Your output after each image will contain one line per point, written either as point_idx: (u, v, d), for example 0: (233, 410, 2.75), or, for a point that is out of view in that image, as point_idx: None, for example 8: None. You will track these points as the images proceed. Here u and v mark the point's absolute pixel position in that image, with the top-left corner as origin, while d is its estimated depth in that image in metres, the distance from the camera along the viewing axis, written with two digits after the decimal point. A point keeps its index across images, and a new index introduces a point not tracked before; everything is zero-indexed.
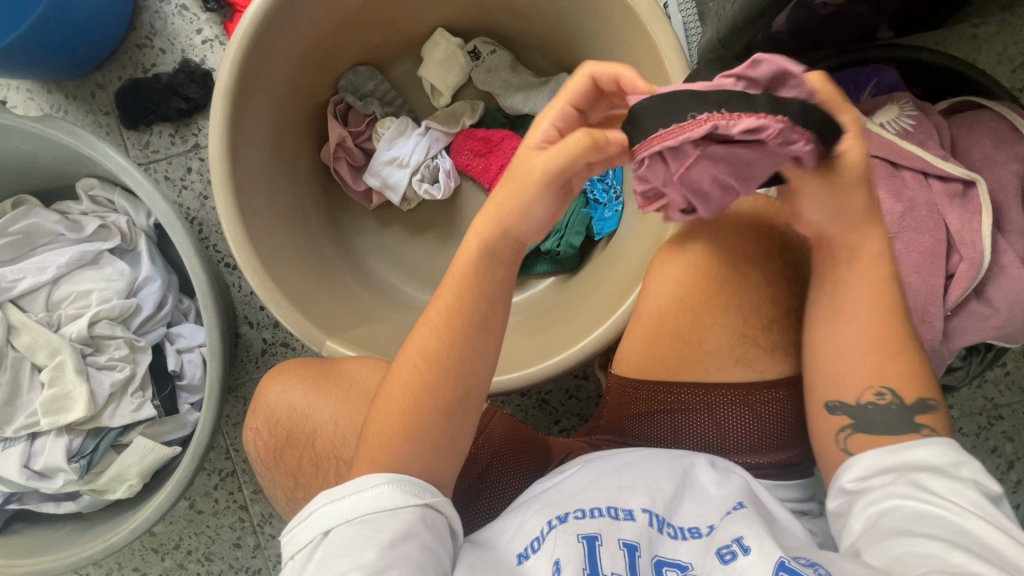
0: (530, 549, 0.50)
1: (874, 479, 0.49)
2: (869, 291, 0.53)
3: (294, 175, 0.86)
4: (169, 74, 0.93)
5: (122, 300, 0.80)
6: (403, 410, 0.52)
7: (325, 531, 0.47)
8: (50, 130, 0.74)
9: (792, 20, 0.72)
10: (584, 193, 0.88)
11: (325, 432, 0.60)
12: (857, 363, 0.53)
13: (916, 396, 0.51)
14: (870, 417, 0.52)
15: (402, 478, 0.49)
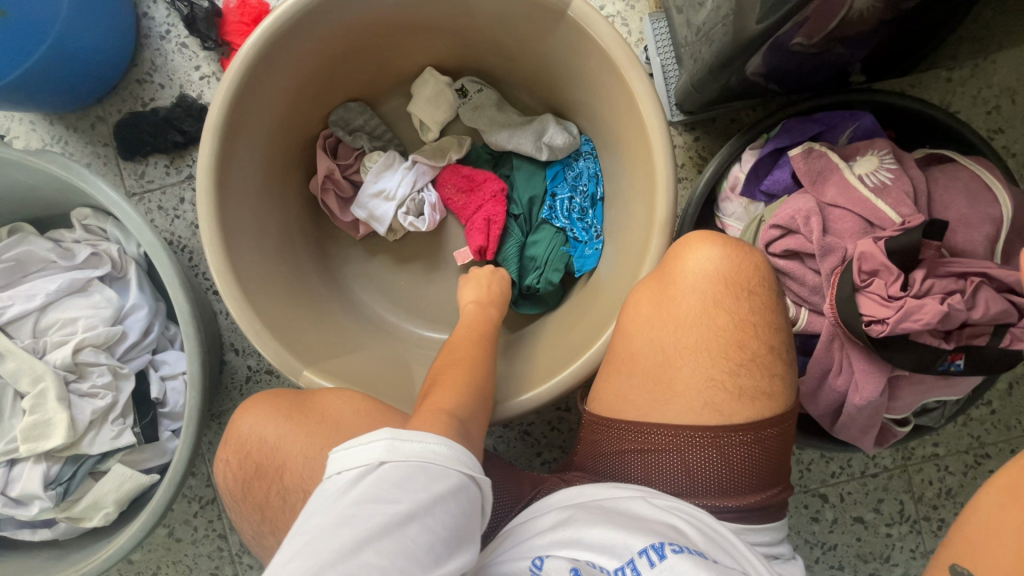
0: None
1: None
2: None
3: (283, 208, 0.88)
4: (167, 108, 0.96)
5: (108, 327, 0.82)
6: (458, 383, 0.63)
7: (381, 461, 0.46)
8: (45, 163, 0.76)
9: (768, 62, 0.74)
10: (563, 231, 0.89)
11: (293, 466, 0.59)
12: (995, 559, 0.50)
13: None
14: None
15: (456, 446, 0.50)
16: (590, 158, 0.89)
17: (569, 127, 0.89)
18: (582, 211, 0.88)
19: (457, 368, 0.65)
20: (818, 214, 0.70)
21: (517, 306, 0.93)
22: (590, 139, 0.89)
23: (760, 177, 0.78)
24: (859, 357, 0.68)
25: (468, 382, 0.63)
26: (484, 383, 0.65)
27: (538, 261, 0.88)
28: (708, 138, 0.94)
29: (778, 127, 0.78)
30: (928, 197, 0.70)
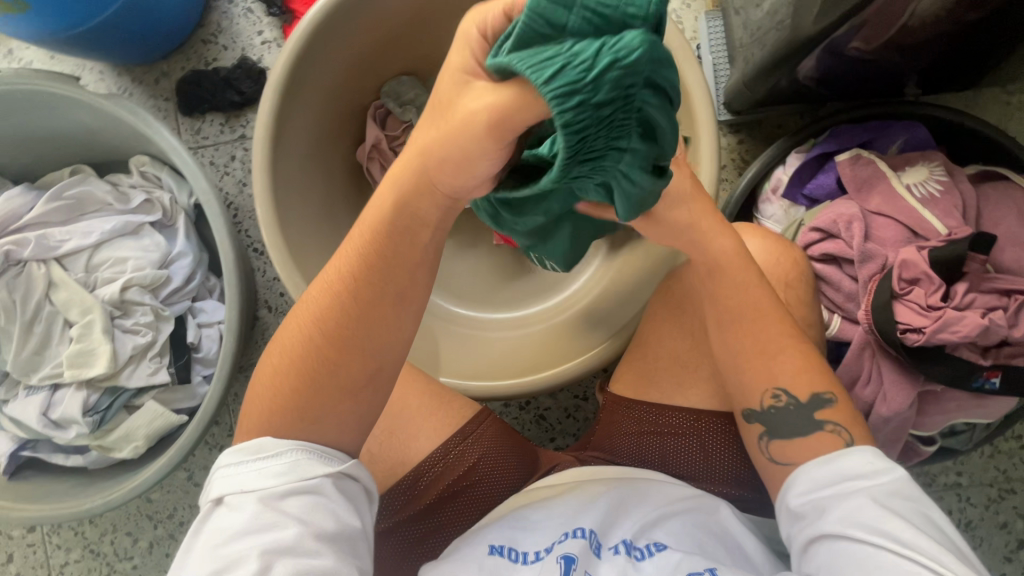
0: (508, 555, 0.54)
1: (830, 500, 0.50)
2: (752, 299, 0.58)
3: (330, 173, 0.91)
4: (228, 69, 1.00)
5: (155, 270, 0.86)
6: (284, 390, 0.51)
7: (222, 501, 0.48)
8: (113, 107, 0.80)
9: (822, 66, 0.75)
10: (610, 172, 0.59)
11: None
12: (759, 366, 0.57)
13: (810, 394, 0.55)
14: (777, 420, 0.56)
15: (305, 447, 0.50)
16: None
17: None
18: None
19: (282, 361, 0.52)
20: (861, 219, 0.69)
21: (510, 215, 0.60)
22: None
23: (803, 181, 0.78)
24: (889, 368, 0.67)
25: (295, 384, 0.51)
26: (306, 383, 0.52)
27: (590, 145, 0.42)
28: (752, 141, 0.93)
29: (826, 132, 0.78)
30: (977, 213, 0.69)
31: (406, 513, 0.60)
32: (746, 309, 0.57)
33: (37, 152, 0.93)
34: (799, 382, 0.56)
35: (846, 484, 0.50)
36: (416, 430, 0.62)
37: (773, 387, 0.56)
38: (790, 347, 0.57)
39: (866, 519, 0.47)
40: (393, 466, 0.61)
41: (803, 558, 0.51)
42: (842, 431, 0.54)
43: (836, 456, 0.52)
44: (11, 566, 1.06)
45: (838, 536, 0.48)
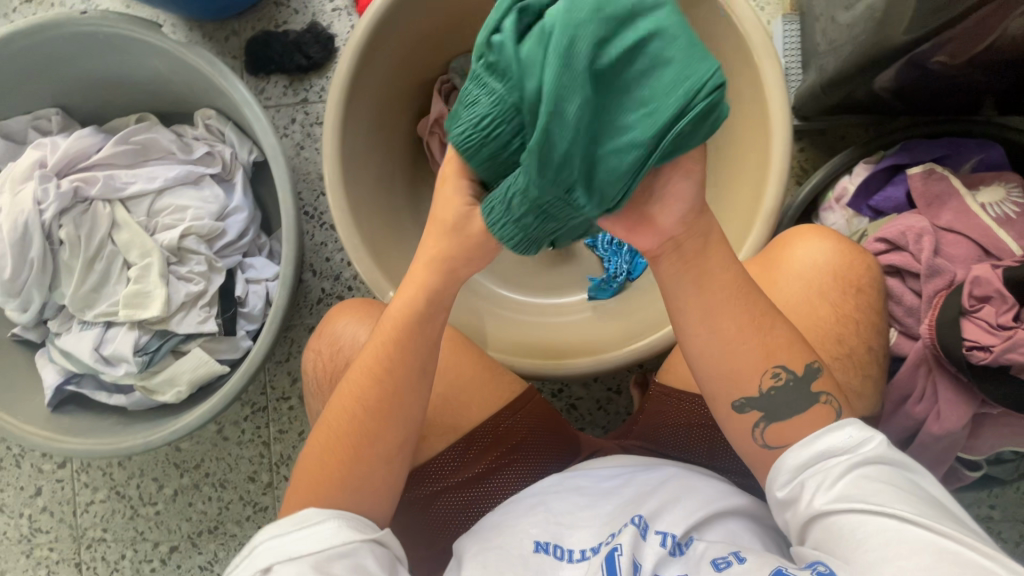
0: (554, 552, 0.51)
1: (815, 475, 0.50)
2: (733, 273, 0.55)
3: (388, 140, 0.89)
4: (297, 33, 1.01)
5: (213, 221, 0.88)
6: (332, 467, 0.54)
7: (266, 569, 0.47)
8: (191, 56, 0.81)
9: (900, 78, 0.72)
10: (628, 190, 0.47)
11: None
12: (747, 348, 0.54)
13: (806, 366, 0.54)
14: (774, 402, 0.54)
15: (346, 515, 0.51)
16: None
17: None
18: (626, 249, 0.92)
19: (331, 441, 0.55)
20: (931, 234, 0.68)
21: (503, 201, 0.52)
22: None
23: (869, 193, 0.77)
24: (947, 386, 0.66)
25: (345, 458, 0.54)
26: (360, 456, 0.54)
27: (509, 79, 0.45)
28: (813, 150, 0.91)
29: (897, 146, 0.77)
30: None
31: (453, 480, 0.60)
32: (729, 282, 0.54)
33: (107, 96, 0.94)
34: (788, 353, 0.54)
35: (832, 459, 0.51)
36: (467, 397, 0.61)
37: (772, 365, 0.54)
38: (775, 319, 0.55)
39: (858, 491, 0.48)
40: (444, 431, 0.60)
41: (802, 537, 0.50)
42: (831, 400, 0.54)
43: (820, 434, 0.52)
44: (38, 499, 1.08)
45: (832, 512, 0.48)
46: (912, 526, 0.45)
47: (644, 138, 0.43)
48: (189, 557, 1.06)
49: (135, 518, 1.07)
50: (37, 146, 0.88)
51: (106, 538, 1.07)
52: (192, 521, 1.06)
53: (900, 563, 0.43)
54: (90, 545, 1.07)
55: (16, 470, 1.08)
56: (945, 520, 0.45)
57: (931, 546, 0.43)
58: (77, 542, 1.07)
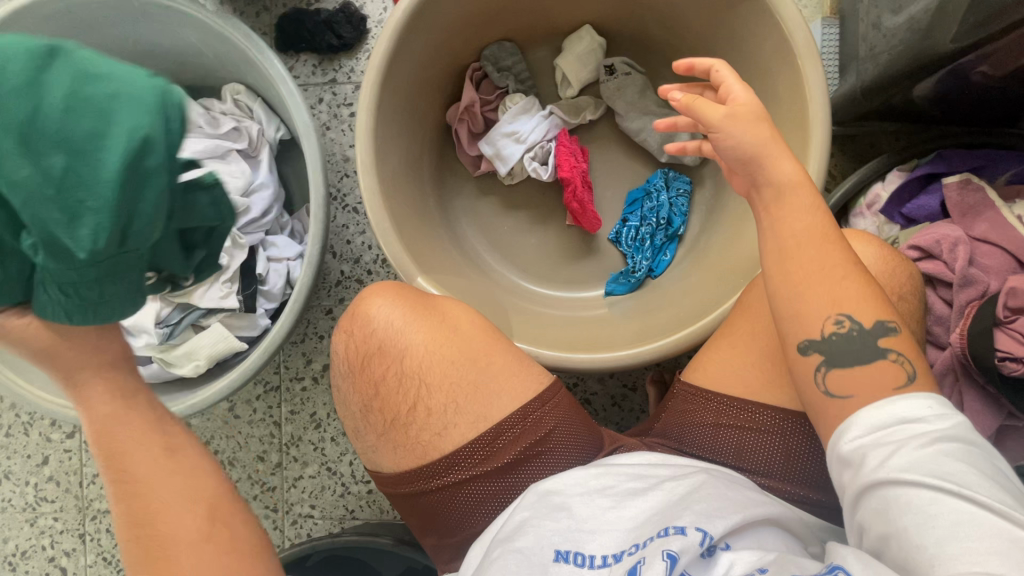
0: (574, 560, 0.50)
1: (886, 442, 0.47)
2: (807, 217, 0.53)
3: (420, 124, 0.85)
4: (329, 12, 1.00)
5: (239, 196, 0.87)
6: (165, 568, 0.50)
7: None
8: (226, 27, 0.81)
9: (940, 87, 0.71)
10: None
11: (411, 357, 0.61)
12: (816, 291, 0.51)
13: (877, 320, 0.51)
14: (838, 349, 0.51)
15: None
16: (679, 195, 0.91)
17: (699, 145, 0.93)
18: (650, 245, 0.91)
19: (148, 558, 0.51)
20: (966, 244, 0.68)
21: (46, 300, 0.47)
22: (684, 177, 0.92)
23: (902, 201, 0.76)
24: (974, 397, 0.66)
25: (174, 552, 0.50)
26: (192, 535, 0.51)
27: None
28: (843, 157, 0.91)
29: (931, 155, 0.77)
30: None
31: (481, 470, 0.59)
32: (800, 226, 0.53)
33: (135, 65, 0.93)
34: (860, 301, 0.51)
35: (908, 428, 0.47)
36: (498, 388, 0.60)
37: (835, 313, 0.51)
38: (846, 268, 0.52)
39: (936, 467, 0.44)
40: (474, 420, 0.59)
41: (859, 502, 0.47)
42: (904, 359, 0.50)
43: (894, 402, 0.48)
44: (45, 468, 1.07)
45: (905, 484, 0.45)
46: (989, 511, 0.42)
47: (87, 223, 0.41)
48: None
49: None
50: None
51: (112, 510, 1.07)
52: None
53: (971, 547, 0.41)
54: (95, 516, 1.07)
55: (25, 437, 1.08)
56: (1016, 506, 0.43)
57: (1007, 534, 0.41)
58: (82, 513, 1.07)
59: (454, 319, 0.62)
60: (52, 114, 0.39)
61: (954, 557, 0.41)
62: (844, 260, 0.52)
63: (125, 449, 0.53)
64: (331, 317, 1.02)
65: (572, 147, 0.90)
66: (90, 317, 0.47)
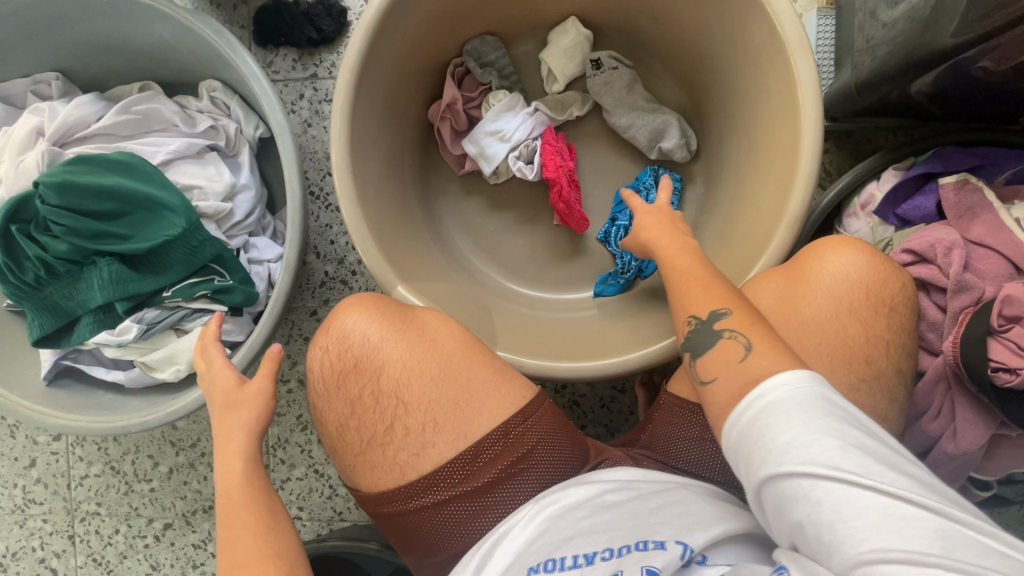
0: (545, 568, 0.49)
1: (761, 433, 0.44)
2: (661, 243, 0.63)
3: (400, 123, 0.83)
4: (308, 4, 0.96)
5: (218, 202, 0.85)
6: None
7: None
8: (198, 25, 0.78)
9: (938, 83, 0.68)
10: (97, 292, 0.79)
11: (390, 373, 0.59)
12: (681, 300, 0.57)
13: (714, 309, 0.54)
14: (701, 342, 0.54)
15: None
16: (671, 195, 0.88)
17: (689, 142, 0.89)
18: None
19: None
20: (961, 248, 0.66)
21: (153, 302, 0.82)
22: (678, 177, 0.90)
23: (898, 201, 0.73)
24: (966, 406, 0.64)
25: None
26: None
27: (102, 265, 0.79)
28: (838, 153, 0.88)
29: (928, 153, 0.74)
30: None
31: (461, 488, 0.57)
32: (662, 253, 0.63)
33: (109, 62, 0.90)
34: (704, 296, 0.56)
35: (780, 413, 0.44)
36: (478, 404, 0.59)
37: (688, 315, 0.56)
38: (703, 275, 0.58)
39: (812, 450, 0.42)
40: (454, 438, 0.58)
41: (757, 502, 0.45)
42: (738, 336, 0.51)
43: (763, 389, 0.46)
44: (33, 470, 1.07)
45: (786, 478, 0.42)
46: (870, 484, 0.40)
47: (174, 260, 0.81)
48: (183, 534, 1.05)
49: (129, 493, 1.06)
50: (34, 111, 0.84)
51: (100, 512, 1.07)
52: (186, 499, 1.05)
53: (861, 530, 0.39)
54: (83, 518, 1.07)
55: (11, 441, 1.07)
56: (898, 465, 0.41)
57: (888, 503, 0.39)
58: (70, 515, 1.07)
59: (433, 332, 0.60)
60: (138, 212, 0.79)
61: (849, 543, 0.39)
62: (693, 269, 0.59)
63: (237, 502, 0.54)
64: (316, 318, 1.01)
65: (558, 146, 0.87)
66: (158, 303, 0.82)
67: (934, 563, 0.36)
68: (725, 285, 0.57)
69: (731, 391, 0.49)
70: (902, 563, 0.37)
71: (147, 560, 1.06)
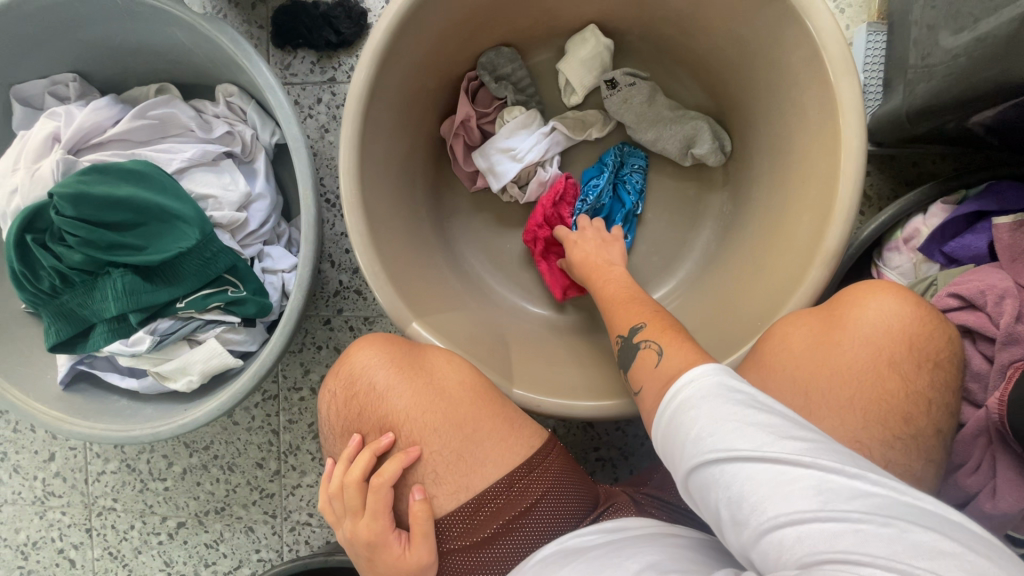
0: None
1: (673, 427, 0.48)
2: (595, 269, 0.72)
3: (414, 136, 0.80)
4: (328, 5, 0.93)
5: (233, 212, 0.83)
6: None
7: None
8: (213, 32, 0.75)
9: (999, 115, 0.63)
10: (108, 301, 0.79)
11: (396, 421, 0.59)
12: (614, 321, 0.64)
13: (632, 325, 0.61)
14: (631, 354, 0.60)
15: None
16: (637, 173, 0.87)
17: (725, 143, 0.84)
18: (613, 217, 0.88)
19: None
20: (1014, 296, 0.61)
21: (165, 313, 0.82)
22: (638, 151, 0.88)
23: (945, 237, 0.69)
24: (1008, 464, 0.60)
25: None
26: None
27: (115, 275, 0.78)
28: (880, 176, 0.83)
29: (982, 187, 0.69)
30: None
31: (464, 540, 0.56)
32: (601, 283, 0.70)
33: (125, 64, 0.89)
34: (624, 316, 0.63)
35: (690, 408, 0.48)
36: (482, 455, 0.58)
37: (616, 335, 0.63)
38: (636, 297, 0.65)
39: (710, 435, 0.45)
40: (456, 489, 0.57)
41: (685, 496, 0.47)
42: (652, 344, 0.57)
43: (674, 392, 0.50)
44: (51, 464, 1.09)
45: (698, 466, 0.45)
46: (762, 456, 0.42)
47: (190, 274, 0.80)
48: (195, 534, 1.07)
49: (144, 491, 1.08)
50: (51, 115, 0.83)
51: (116, 508, 1.08)
52: (199, 500, 1.06)
53: (760, 502, 0.41)
54: (100, 512, 1.09)
55: (32, 435, 1.09)
56: (790, 433, 0.44)
57: (777, 470, 0.41)
58: (88, 509, 1.09)
59: (443, 379, 0.60)
60: (156, 225, 0.78)
61: (753, 516, 0.41)
62: (619, 294, 0.67)
63: None
64: (329, 327, 1.00)
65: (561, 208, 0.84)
66: (171, 315, 0.82)
67: (814, 519, 0.39)
68: (647, 303, 0.64)
69: (657, 392, 0.53)
70: (792, 525, 0.39)
71: (161, 556, 1.08)
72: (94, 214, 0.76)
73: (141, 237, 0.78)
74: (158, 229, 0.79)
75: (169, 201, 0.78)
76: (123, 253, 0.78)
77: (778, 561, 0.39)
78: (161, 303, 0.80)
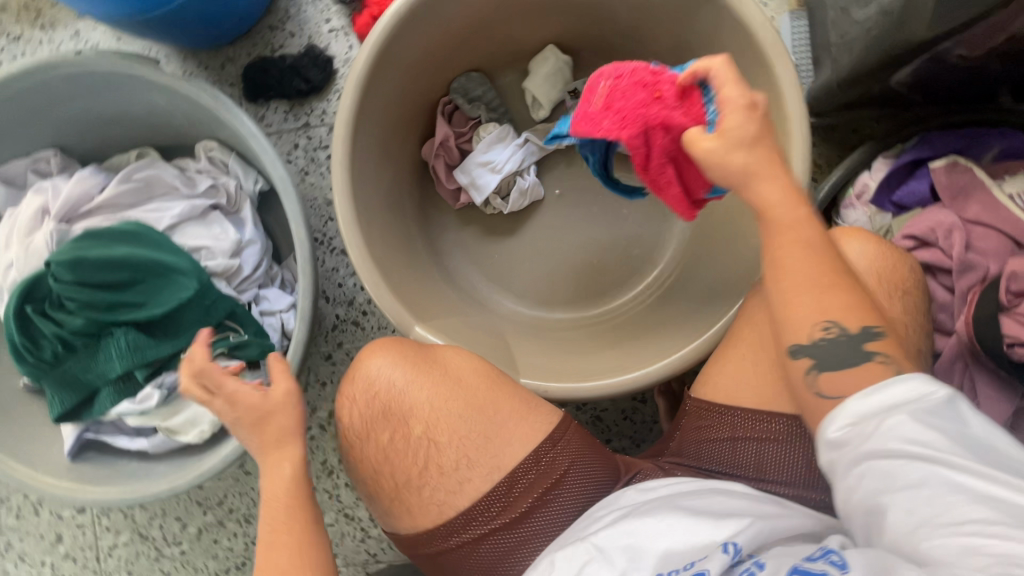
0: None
1: (863, 424, 0.45)
2: (768, 170, 0.54)
3: (396, 164, 0.84)
4: (295, 56, 0.99)
5: (226, 259, 0.86)
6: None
7: None
8: (193, 91, 0.79)
9: (917, 73, 0.70)
10: (113, 361, 0.80)
11: (418, 414, 0.61)
12: (809, 302, 0.52)
13: (861, 326, 0.51)
14: (825, 352, 0.51)
15: None
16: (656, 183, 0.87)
17: None
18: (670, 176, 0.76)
19: None
20: (961, 228, 0.68)
21: (169, 367, 0.82)
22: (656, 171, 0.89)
23: (892, 188, 0.75)
24: (985, 381, 0.65)
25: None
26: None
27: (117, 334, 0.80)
28: (826, 145, 0.90)
29: (917, 138, 0.75)
30: None
31: (498, 521, 0.58)
32: (789, 218, 0.54)
33: (105, 134, 0.92)
34: (817, 285, 0.52)
35: (893, 408, 0.45)
36: (508, 436, 0.60)
37: (824, 318, 0.52)
38: (840, 282, 0.53)
39: (913, 437, 0.42)
40: (489, 470, 0.59)
41: (845, 483, 0.45)
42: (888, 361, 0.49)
43: (876, 390, 0.47)
44: (59, 546, 1.06)
45: (888, 458, 0.43)
46: (981, 474, 0.40)
47: (191, 323, 0.81)
48: None
49: (160, 558, 1.05)
50: (37, 190, 0.85)
51: None
52: (219, 558, 1.04)
53: (962, 505, 0.39)
54: None
55: (36, 518, 1.06)
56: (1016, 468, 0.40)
57: (993, 489, 0.39)
58: None
59: (457, 370, 0.62)
60: (153, 280, 0.80)
61: (945, 519, 0.39)
62: (839, 276, 0.53)
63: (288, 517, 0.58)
64: (332, 362, 1.01)
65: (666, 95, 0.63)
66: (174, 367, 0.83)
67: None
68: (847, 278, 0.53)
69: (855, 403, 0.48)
70: (999, 538, 0.37)
71: None
72: (93, 277, 0.79)
73: (140, 294, 0.80)
74: (156, 284, 0.80)
75: (163, 255, 0.80)
76: (125, 311, 0.80)
77: (957, 560, 0.37)
78: (164, 357, 0.81)
